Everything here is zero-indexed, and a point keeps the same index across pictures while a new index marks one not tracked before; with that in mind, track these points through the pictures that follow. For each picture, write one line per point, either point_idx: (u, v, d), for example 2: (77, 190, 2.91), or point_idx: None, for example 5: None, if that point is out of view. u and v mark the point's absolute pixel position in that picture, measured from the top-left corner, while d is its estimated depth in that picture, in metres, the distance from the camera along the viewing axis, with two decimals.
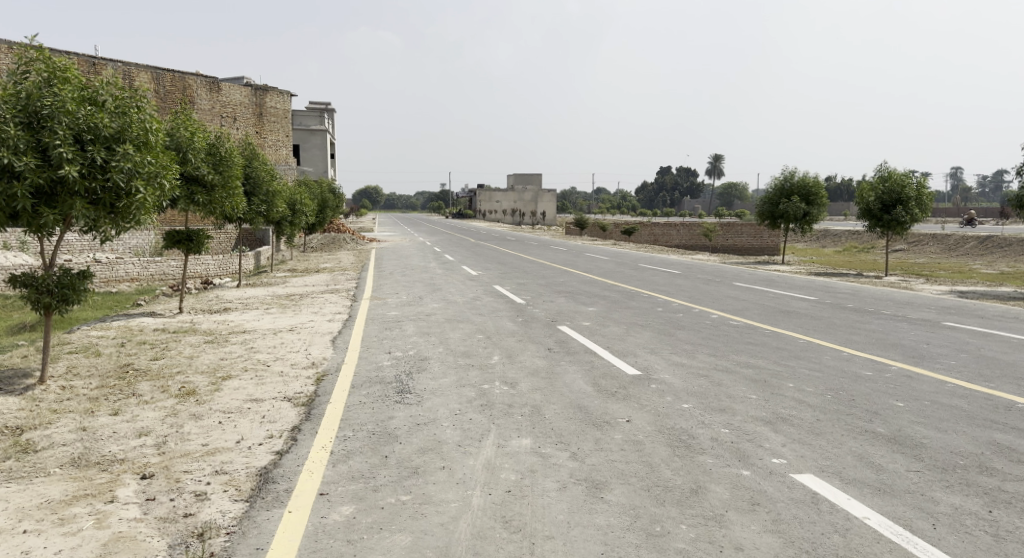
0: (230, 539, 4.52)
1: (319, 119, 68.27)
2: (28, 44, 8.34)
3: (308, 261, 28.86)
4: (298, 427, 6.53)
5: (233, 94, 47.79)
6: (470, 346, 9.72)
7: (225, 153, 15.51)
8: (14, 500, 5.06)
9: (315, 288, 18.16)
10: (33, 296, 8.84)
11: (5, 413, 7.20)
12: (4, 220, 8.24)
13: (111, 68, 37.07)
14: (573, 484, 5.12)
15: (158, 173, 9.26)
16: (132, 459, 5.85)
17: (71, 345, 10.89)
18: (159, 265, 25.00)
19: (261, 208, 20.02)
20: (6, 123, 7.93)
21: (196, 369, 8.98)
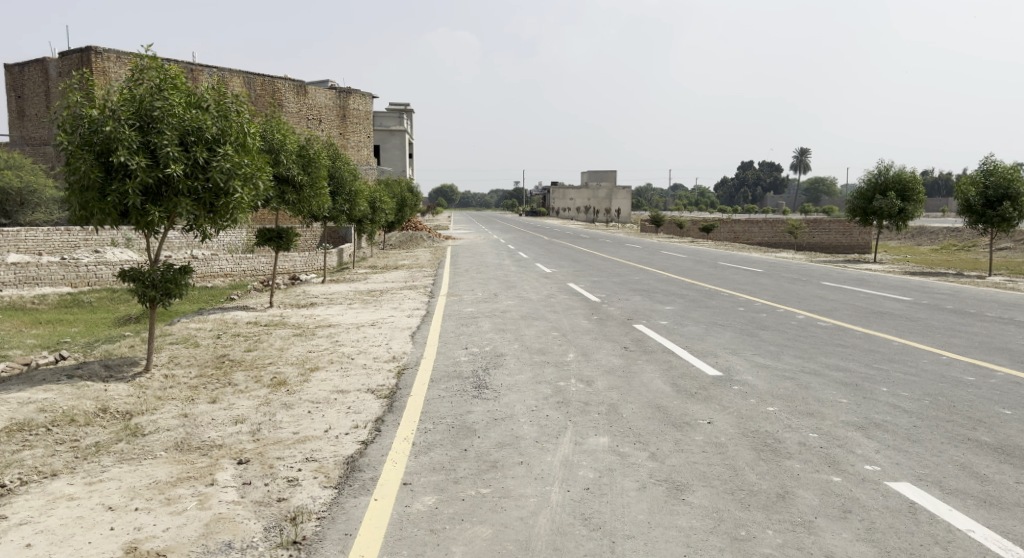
0: (320, 524, 4.71)
1: (399, 120, 69.92)
2: (143, 53, 8.92)
3: (388, 259, 29.61)
4: (381, 418, 6.73)
5: (319, 98, 49.43)
6: (546, 343, 9.75)
7: (312, 154, 16.13)
8: (126, 479, 5.44)
9: (395, 285, 18.62)
10: (141, 290, 9.43)
11: (117, 399, 7.74)
12: (117, 216, 8.82)
13: (207, 74, 38.99)
14: (653, 485, 5.07)
15: (254, 174, 9.70)
16: (229, 444, 6.18)
17: (174, 335, 11.60)
18: (250, 262, 26.20)
19: (345, 207, 20.68)
20: (120, 125, 8.50)
21: (286, 360, 9.40)
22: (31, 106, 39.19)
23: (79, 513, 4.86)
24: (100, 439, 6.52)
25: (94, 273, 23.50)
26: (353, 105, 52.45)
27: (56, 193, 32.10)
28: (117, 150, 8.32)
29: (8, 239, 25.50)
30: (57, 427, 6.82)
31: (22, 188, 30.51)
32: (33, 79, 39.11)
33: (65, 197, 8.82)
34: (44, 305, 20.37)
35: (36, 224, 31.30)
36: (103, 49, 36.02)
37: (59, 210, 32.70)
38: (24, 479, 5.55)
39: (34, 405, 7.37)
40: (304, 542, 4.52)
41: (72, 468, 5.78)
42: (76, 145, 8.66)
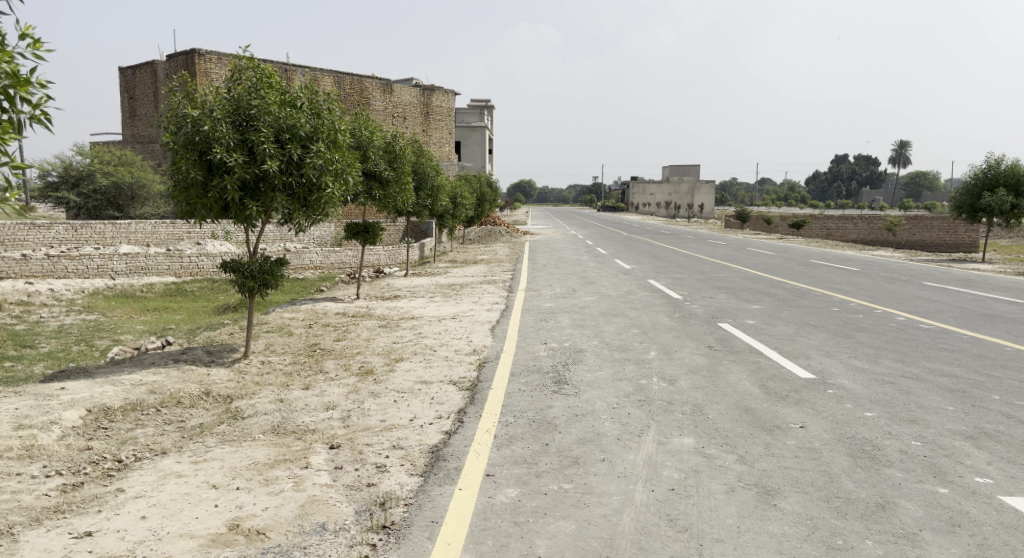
0: (408, 511, 4.82)
1: (480, 116, 70.55)
2: (240, 53, 9.34)
3: (468, 254, 30.00)
4: (464, 410, 6.84)
5: (404, 95, 50.48)
6: (627, 340, 9.65)
7: (398, 150, 16.53)
8: (229, 459, 5.74)
9: (475, 279, 18.85)
10: (240, 280, 9.92)
11: (219, 383, 8.18)
12: (218, 210, 9.30)
13: (299, 74, 40.47)
14: (743, 489, 4.94)
15: (344, 170, 10.03)
16: (321, 430, 6.42)
17: (269, 324, 12.18)
18: (337, 255, 27.10)
19: (427, 202, 21.08)
20: (220, 124, 8.94)
21: (373, 350, 9.69)
22: (142, 106, 41.79)
23: (187, 489, 5.16)
24: (204, 420, 6.90)
25: (196, 263, 24.88)
26: (437, 102, 53.20)
27: (164, 188, 33.92)
28: (217, 148, 8.77)
29: (120, 231, 27.33)
30: (166, 408, 7.27)
31: (133, 183, 32.53)
32: (143, 81, 41.65)
33: (171, 193, 9.37)
34: (152, 293, 21.73)
35: (145, 216, 33.38)
36: (206, 51, 37.94)
37: (166, 204, 34.73)
38: (138, 456, 5.94)
39: (145, 387, 7.88)
40: (393, 527, 4.64)
41: (180, 447, 6.14)
42: (180, 143, 9.17)
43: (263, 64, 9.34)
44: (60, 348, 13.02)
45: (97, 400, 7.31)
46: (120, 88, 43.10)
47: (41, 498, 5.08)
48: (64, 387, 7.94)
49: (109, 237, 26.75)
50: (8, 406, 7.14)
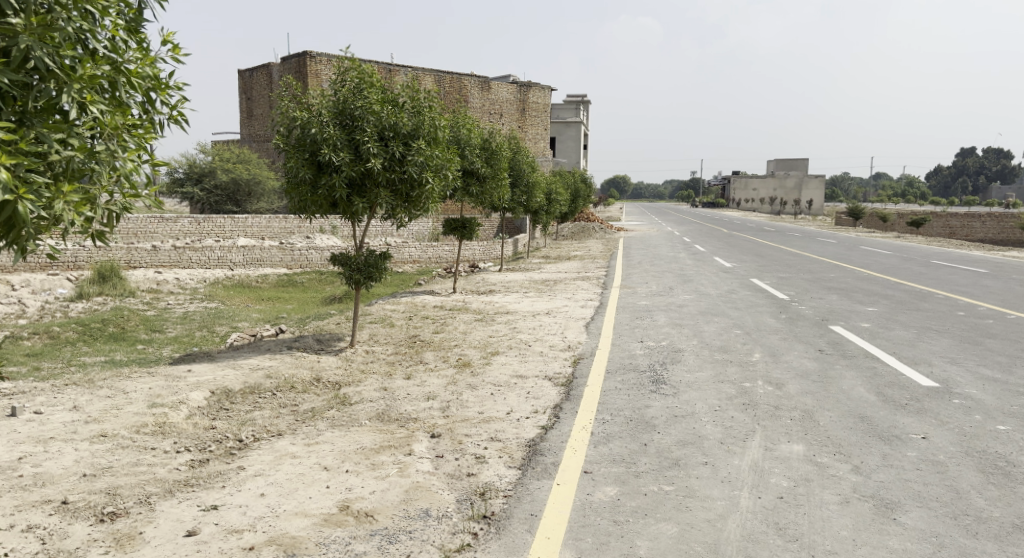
0: (507, 502, 4.88)
1: (576, 111, 70.18)
2: (345, 56, 9.69)
3: (562, 250, 30.01)
4: (560, 405, 6.85)
5: (501, 92, 50.95)
6: (728, 340, 9.37)
7: (495, 147, 16.74)
8: (338, 443, 6.01)
9: (570, 275, 18.82)
10: (347, 273, 10.34)
11: (328, 369, 8.59)
12: (327, 207, 9.72)
13: (402, 73, 41.61)
14: (858, 500, 4.70)
15: (443, 165, 10.26)
16: (423, 418, 6.62)
17: (372, 315, 12.63)
18: (435, 249, 27.75)
19: (522, 198, 21.25)
20: (327, 124, 9.33)
21: (470, 343, 9.87)
22: (258, 106, 44.17)
23: (301, 470, 5.44)
24: (315, 405, 7.25)
25: (306, 256, 26.12)
26: (534, 98, 53.33)
27: (277, 184, 35.74)
28: (324, 147, 9.14)
29: (238, 224, 29.05)
30: (280, 392, 7.69)
31: (249, 180, 34.46)
32: (259, 83, 44.00)
33: (284, 191, 9.86)
34: (265, 283, 23.01)
35: (260, 211, 35.33)
36: (317, 53, 39.61)
37: (279, 199, 36.61)
38: (256, 436, 6.31)
39: (262, 371, 8.38)
40: (494, 517, 4.71)
41: (293, 429, 6.48)
42: (292, 145, 9.63)
43: (366, 64, 9.67)
44: (185, 333, 14.02)
45: (219, 383, 7.82)
46: (239, 89, 45.71)
47: (172, 472, 5.47)
48: (190, 370, 8.55)
49: (228, 230, 28.48)
50: (142, 386, 7.73)
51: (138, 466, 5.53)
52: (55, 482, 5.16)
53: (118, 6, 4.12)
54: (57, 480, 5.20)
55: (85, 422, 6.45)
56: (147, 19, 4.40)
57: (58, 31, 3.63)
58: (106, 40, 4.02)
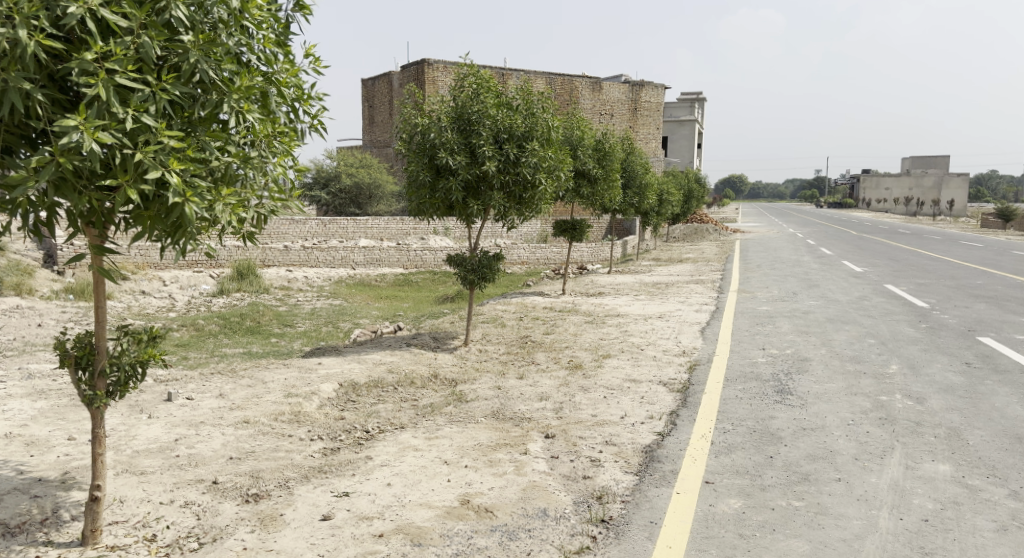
0: (626, 508, 4.83)
1: (691, 109, 68.34)
2: (463, 62, 9.88)
3: (675, 252, 29.34)
4: (677, 412, 6.71)
5: (613, 92, 50.48)
6: (860, 350, 8.83)
7: (608, 148, 16.62)
8: (456, 439, 6.17)
9: (684, 278, 18.40)
10: (462, 273, 10.60)
11: (444, 366, 8.84)
12: (444, 209, 10.01)
13: (515, 77, 42.07)
14: (1017, 529, 4.30)
15: (555, 166, 10.31)
16: (537, 419, 6.68)
17: (485, 315, 12.87)
18: (544, 251, 27.88)
19: (635, 200, 20.97)
20: (445, 129, 9.60)
21: (581, 345, 9.85)
22: (379, 113, 46.07)
23: (423, 463, 5.62)
24: (433, 401, 7.48)
25: (421, 256, 26.97)
26: (647, 97, 52.21)
27: (395, 187, 37.10)
28: (442, 151, 9.41)
29: (360, 226, 30.41)
30: (401, 387, 7.98)
31: (370, 183, 35.98)
32: (380, 90, 45.84)
33: (405, 194, 10.23)
34: (384, 282, 23.98)
35: (380, 214, 36.79)
36: (434, 61, 40.77)
37: (397, 201, 37.99)
38: (381, 428, 6.59)
39: (384, 366, 8.74)
40: (612, 522, 4.67)
41: (414, 423, 6.72)
42: (413, 150, 9.97)
43: (483, 69, 9.86)
44: (312, 328, 14.85)
45: (346, 376, 8.22)
46: (361, 97, 47.86)
47: (307, 458, 5.82)
48: (319, 363, 9.05)
49: (351, 232, 29.86)
50: (278, 377, 8.24)
51: (277, 452, 5.91)
52: (206, 463, 5.60)
53: (272, 21, 4.42)
54: (207, 461, 5.65)
55: (230, 409, 6.96)
56: (294, 33, 4.70)
57: (221, 46, 3.93)
58: (261, 53, 4.32)
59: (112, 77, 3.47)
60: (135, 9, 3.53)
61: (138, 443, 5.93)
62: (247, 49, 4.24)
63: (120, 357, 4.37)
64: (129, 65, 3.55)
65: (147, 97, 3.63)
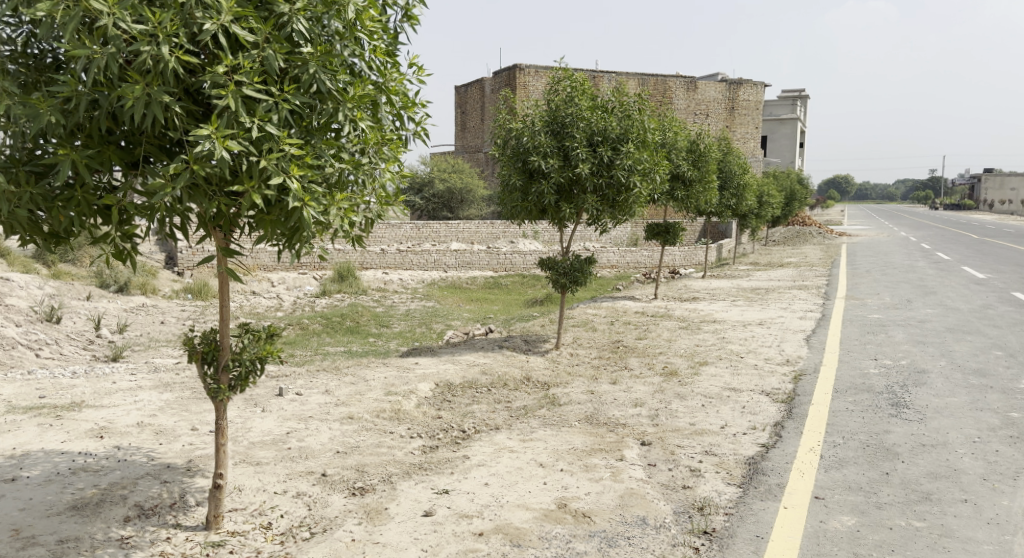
0: (729, 520, 4.69)
1: (792, 107, 65.60)
2: (558, 65, 9.89)
3: (774, 256, 28.27)
4: (781, 423, 6.46)
5: (708, 91, 49.25)
6: (985, 363, 8.20)
7: (704, 148, 16.21)
8: (552, 442, 6.17)
9: (784, 283, 17.70)
10: (554, 276, 10.60)
11: (537, 369, 8.86)
12: (537, 213, 10.05)
13: (606, 79, 41.74)
14: None
15: (650, 168, 10.13)
16: (632, 425, 6.58)
17: (575, 318, 12.82)
18: (635, 255, 27.53)
19: (731, 202, 20.35)
20: (539, 133, 9.65)
21: (677, 351, 9.64)
22: (471, 118, 46.79)
23: (519, 464, 5.66)
24: (526, 403, 7.51)
25: (510, 259, 27.33)
26: (745, 95, 50.45)
27: (487, 191, 37.59)
28: (535, 155, 9.47)
29: (452, 230, 30.98)
30: (495, 389, 8.06)
31: (462, 188, 36.61)
32: (473, 96, 46.52)
33: (498, 198, 10.34)
34: (474, 285, 24.33)
35: (471, 217, 37.38)
36: (526, 65, 41.02)
37: (488, 205, 38.47)
38: (477, 428, 6.68)
39: (477, 367, 8.86)
40: (715, 534, 4.54)
41: (509, 424, 6.77)
42: (506, 155, 10.07)
43: (577, 72, 9.85)
44: (406, 329, 15.25)
45: (441, 376, 8.39)
46: (454, 103, 48.80)
47: (408, 455, 5.97)
48: (416, 362, 9.28)
49: (444, 235, 30.46)
50: (378, 375, 8.50)
51: (379, 447, 6.10)
52: (315, 456, 5.85)
53: (382, 32, 4.59)
54: (316, 454, 5.89)
55: (335, 405, 7.24)
56: (402, 42, 4.85)
57: (337, 57, 4.10)
58: (372, 62, 4.49)
59: (241, 88, 3.69)
60: (261, 24, 3.74)
61: (254, 435, 6.27)
62: (360, 59, 4.41)
63: (241, 353, 4.65)
64: (256, 77, 3.77)
65: (271, 107, 3.83)
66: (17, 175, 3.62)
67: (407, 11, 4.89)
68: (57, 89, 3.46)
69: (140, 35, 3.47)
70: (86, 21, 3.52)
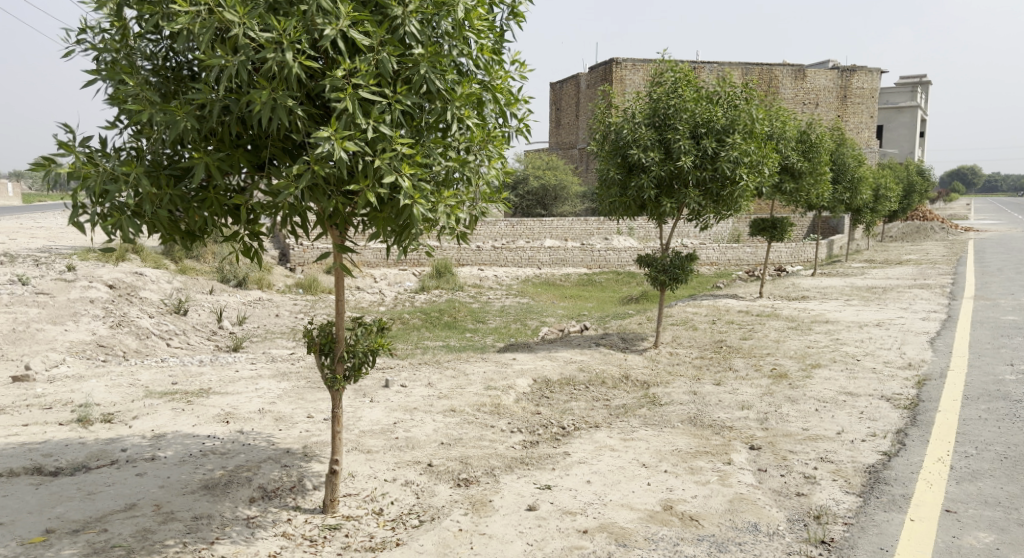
0: (849, 531, 4.45)
1: (912, 94, 61.42)
2: (659, 57, 9.70)
3: (891, 253, 26.62)
4: (904, 430, 6.07)
5: (818, 80, 46.92)
6: None
7: (815, 140, 15.46)
8: (655, 442, 6.06)
9: (902, 282, 16.63)
10: (653, 274, 10.40)
11: (636, 368, 8.73)
12: (636, 208, 9.89)
13: (708, 70, 40.57)
14: None
15: (758, 160, 9.71)
16: (739, 428, 6.36)
17: (674, 317, 12.54)
18: (736, 251, 26.64)
19: (844, 195, 19.32)
20: (640, 127, 9.49)
21: (785, 352, 9.24)
22: (566, 115, 46.57)
23: (621, 464, 5.59)
24: (626, 402, 7.42)
25: (605, 256, 27.15)
26: (858, 83, 47.75)
27: (582, 188, 37.42)
28: (635, 149, 9.32)
29: (545, 226, 30.85)
30: (594, 386, 8.01)
31: (557, 185, 36.57)
32: (568, 92, 46.27)
33: (596, 194, 10.25)
34: (568, 281, 24.28)
35: (565, 214, 37.31)
36: (623, 59, 40.43)
37: (583, 202, 38.24)
38: (576, 426, 6.66)
39: (575, 364, 8.83)
40: (834, 544, 4.31)
41: (609, 423, 6.70)
42: (605, 150, 9.98)
43: (680, 63, 9.62)
44: (503, 325, 15.40)
45: (540, 372, 8.41)
46: (549, 100, 48.81)
47: (509, 449, 6.02)
48: (514, 358, 9.34)
49: (539, 232, 30.52)
50: (478, 369, 8.62)
51: (482, 441, 6.18)
52: (421, 446, 6.00)
53: (489, 31, 4.62)
54: (421, 444, 6.04)
55: (437, 397, 7.40)
56: (508, 40, 4.87)
57: (446, 57, 4.17)
58: (479, 61, 4.53)
59: (358, 91, 3.82)
60: (376, 28, 3.86)
61: (363, 424, 6.50)
62: (467, 59, 4.46)
63: (355, 345, 4.82)
64: (371, 79, 3.88)
65: (384, 109, 3.95)
66: (158, 178, 3.89)
67: (513, 9, 4.90)
68: (193, 97, 3.69)
69: (266, 43, 3.66)
70: (220, 32, 3.74)
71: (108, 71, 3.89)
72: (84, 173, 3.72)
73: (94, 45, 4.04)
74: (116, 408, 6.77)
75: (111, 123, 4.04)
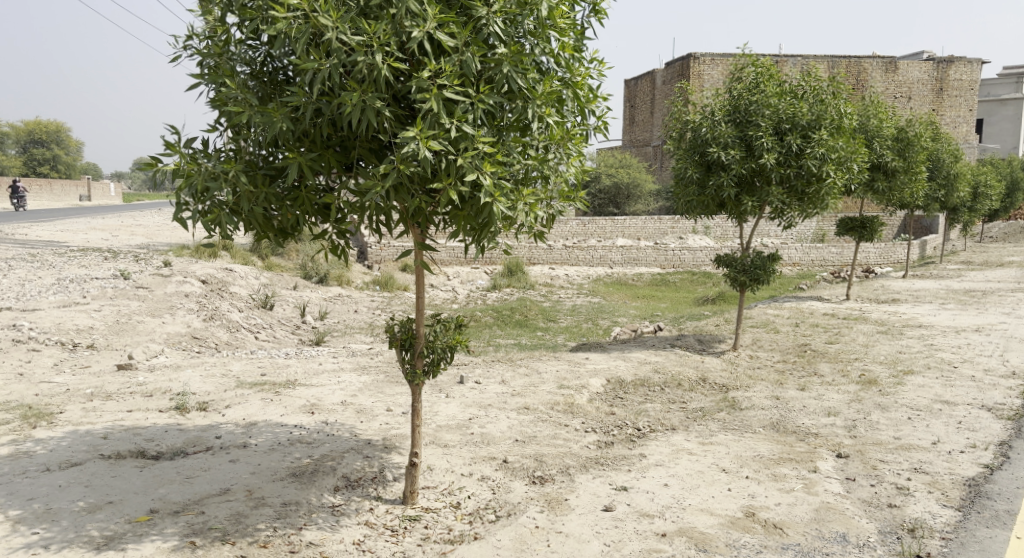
0: (948, 546, 4.22)
1: (1016, 85, 57.59)
2: (740, 52, 9.44)
3: (990, 254, 25.06)
4: (1008, 443, 5.71)
5: (911, 72, 44.64)
6: None
7: (913, 137, 14.70)
8: (735, 447, 5.91)
9: (1004, 286, 15.62)
10: (732, 274, 10.14)
11: (714, 370, 8.53)
12: (715, 207, 9.65)
13: (791, 64, 39.20)
14: None
15: (847, 156, 9.32)
16: (825, 435, 6.13)
17: (754, 319, 12.19)
18: (820, 252, 25.66)
19: (940, 193, 18.33)
20: (720, 124, 9.25)
21: (874, 357, 8.83)
22: (640, 112, 45.90)
23: (700, 468, 5.47)
24: (704, 405, 7.26)
25: (680, 256, 26.67)
26: (955, 74, 45.17)
27: (656, 187, 36.85)
28: (714, 147, 9.09)
29: (617, 226, 30.50)
30: (669, 388, 7.87)
31: (631, 183, 36.13)
32: (643, 89, 45.61)
33: (673, 193, 10.06)
34: (642, 281, 23.97)
35: (638, 213, 36.84)
36: (701, 54, 39.53)
37: (657, 201, 37.64)
38: (652, 428, 6.56)
39: (650, 365, 8.70)
40: None
41: (686, 426, 6.58)
42: (683, 148, 9.79)
43: (763, 58, 9.33)
44: (575, 324, 15.34)
45: (614, 372, 8.33)
46: (624, 97, 48.25)
47: (584, 449, 5.99)
48: (588, 357, 9.29)
49: (613, 231, 30.24)
50: (551, 368, 8.62)
51: (556, 439, 6.18)
52: (496, 443, 6.04)
53: (570, 29, 4.61)
54: (497, 441, 6.08)
55: (511, 395, 7.44)
56: (589, 37, 4.84)
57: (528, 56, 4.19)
58: (560, 59, 4.53)
59: (442, 91, 3.88)
60: (461, 29, 3.91)
61: (440, 419, 6.60)
62: (549, 58, 4.46)
63: (434, 341, 4.90)
64: (455, 80, 3.94)
65: (467, 108, 3.99)
66: (255, 177, 4.07)
67: (595, 6, 4.87)
68: (288, 99, 3.83)
69: (358, 46, 3.76)
70: (314, 36, 3.88)
71: (212, 75, 4.09)
72: (189, 172, 3.95)
73: (198, 50, 4.25)
74: (209, 397, 7.11)
75: (212, 125, 4.25)
